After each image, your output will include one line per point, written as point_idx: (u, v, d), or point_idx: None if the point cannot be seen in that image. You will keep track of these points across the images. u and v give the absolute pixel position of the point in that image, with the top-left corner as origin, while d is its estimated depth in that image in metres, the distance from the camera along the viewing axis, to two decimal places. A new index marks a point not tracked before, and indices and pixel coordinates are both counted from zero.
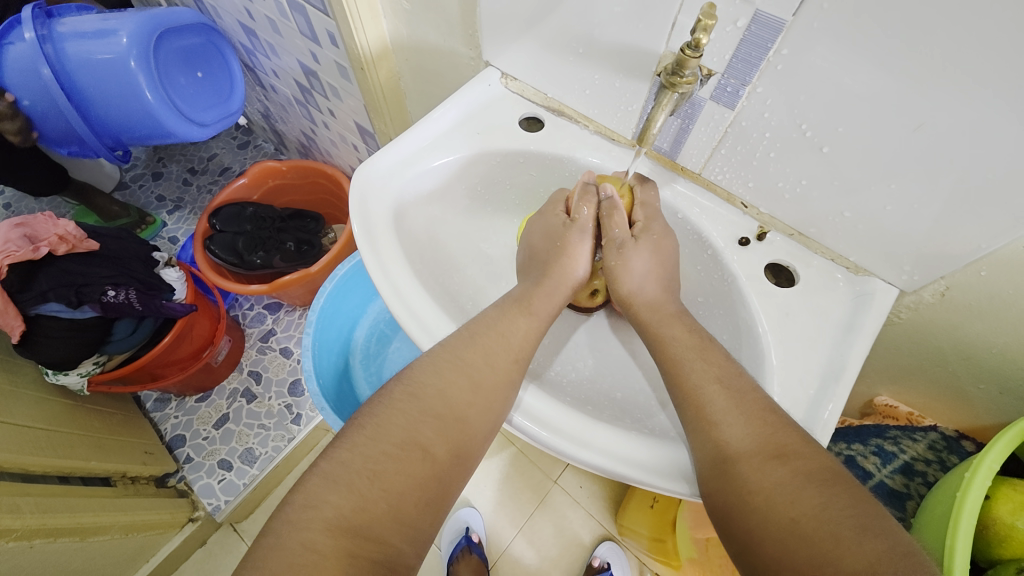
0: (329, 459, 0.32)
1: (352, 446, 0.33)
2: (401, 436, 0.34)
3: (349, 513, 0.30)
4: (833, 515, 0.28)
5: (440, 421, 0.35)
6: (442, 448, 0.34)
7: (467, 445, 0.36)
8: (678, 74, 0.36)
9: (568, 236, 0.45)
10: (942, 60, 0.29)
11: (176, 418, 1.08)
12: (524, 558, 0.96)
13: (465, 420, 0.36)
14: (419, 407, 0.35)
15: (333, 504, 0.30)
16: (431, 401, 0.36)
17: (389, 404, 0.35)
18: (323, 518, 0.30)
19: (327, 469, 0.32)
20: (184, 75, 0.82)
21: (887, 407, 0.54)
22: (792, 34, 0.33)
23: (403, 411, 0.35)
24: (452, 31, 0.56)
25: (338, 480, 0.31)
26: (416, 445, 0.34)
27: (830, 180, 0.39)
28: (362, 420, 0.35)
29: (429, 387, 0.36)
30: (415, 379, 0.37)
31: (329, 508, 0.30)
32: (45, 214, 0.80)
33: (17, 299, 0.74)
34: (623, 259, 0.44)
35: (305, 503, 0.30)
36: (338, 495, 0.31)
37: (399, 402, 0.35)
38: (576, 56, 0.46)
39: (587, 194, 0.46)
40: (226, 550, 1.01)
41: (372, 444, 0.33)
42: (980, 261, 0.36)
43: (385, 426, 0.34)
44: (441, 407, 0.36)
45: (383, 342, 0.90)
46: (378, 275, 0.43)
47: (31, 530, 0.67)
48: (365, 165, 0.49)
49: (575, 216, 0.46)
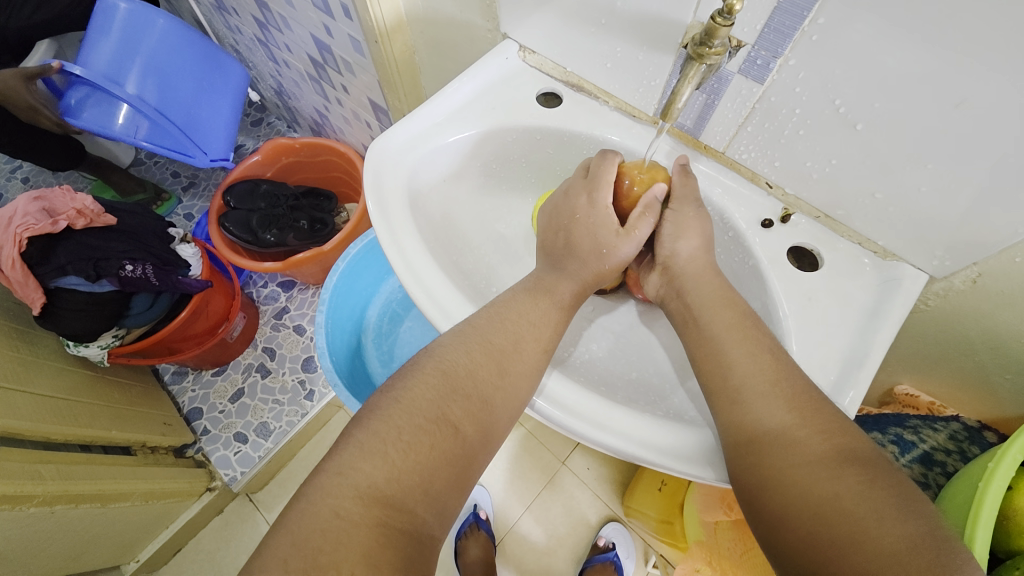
0: (363, 430, 0.32)
1: (386, 419, 0.33)
2: (432, 410, 0.34)
3: (381, 483, 0.30)
4: (870, 493, 0.28)
5: (469, 400, 0.35)
6: (471, 427, 0.34)
7: (493, 429, 0.36)
8: (706, 45, 0.34)
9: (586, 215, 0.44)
10: (989, 33, 0.27)
11: (193, 392, 1.11)
12: (531, 536, 0.98)
13: (492, 402, 0.36)
14: (450, 385, 0.35)
15: (364, 474, 0.30)
16: (461, 381, 0.36)
17: (420, 378, 0.35)
18: (354, 485, 0.30)
19: (361, 440, 0.32)
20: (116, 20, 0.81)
21: (907, 397, 0.53)
22: (830, 2, 0.31)
23: (433, 386, 0.35)
24: (468, 3, 0.54)
25: (371, 450, 0.31)
26: (447, 421, 0.34)
27: (862, 160, 0.37)
28: (395, 393, 0.35)
29: (460, 366, 0.36)
30: (447, 357, 0.37)
31: (360, 477, 0.30)
32: (63, 188, 0.81)
33: (38, 272, 0.75)
34: (677, 215, 0.43)
35: (336, 471, 0.30)
36: (370, 464, 0.31)
37: (428, 377, 0.35)
38: (597, 27, 0.44)
39: (649, 209, 0.43)
40: (242, 519, 1.04)
41: (405, 418, 0.33)
42: (1015, 248, 0.35)
43: (415, 400, 0.34)
44: (470, 387, 0.35)
45: (395, 321, 0.90)
46: (393, 253, 0.43)
47: (53, 496, 0.69)
48: (379, 140, 0.48)
49: (632, 229, 0.42)
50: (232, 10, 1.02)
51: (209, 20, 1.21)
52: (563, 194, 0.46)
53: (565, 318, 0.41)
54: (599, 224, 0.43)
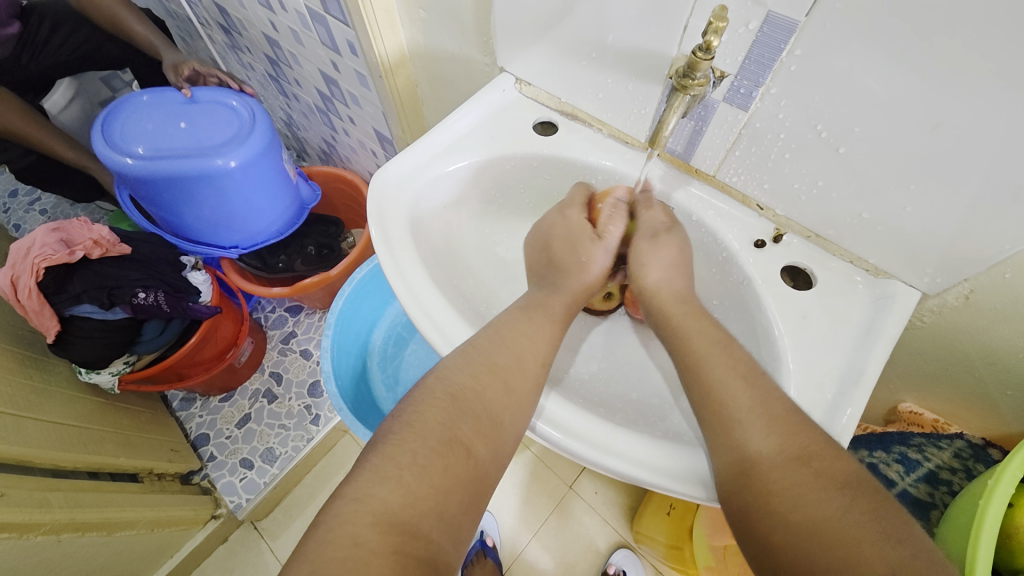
0: (377, 454, 0.33)
1: (398, 443, 0.33)
2: (443, 432, 0.34)
3: (397, 509, 0.31)
4: (858, 518, 0.28)
5: (478, 420, 0.36)
6: (482, 448, 0.35)
7: (502, 448, 0.36)
8: (689, 77, 0.36)
9: (574, 236, 0.46)
10: (958, 59, 0.29)
11: (201, 417, 1.11)
12: (539, 563, 0.96)
13: (501, 421, 0.36)
14: (459, 407, 0.36)
15: (380, 500, 0.31)
16: (469, 402, 0.36)
17: (428, 401, 0.36)
18: (372, 512, 0.30)
19: (376, 464, 0.32)
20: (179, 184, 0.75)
21: (912, 414, 0.52)
22: (806, 35, 0.33)
23: (443, 409, 0.35)
24: (467, 38, 0.57)
25: (387, 476, 0.32)
26: (459, 443, 0.34)
27: (847, 180, 0.39)
28: (405, 416, 0.35)
29: (467, 387, 0.37)
30: (453, 379, 0.37)
31: (376, 503, 0.31)
32: (80, 220, 0.84)
33: (53, 301, 0.78)
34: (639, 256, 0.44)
35: (353, 498, 0.31)
36: (386, 490, 0.31)
37: (437, 400, 0.36)
38: (589, 60, 0.47)
39: (616, 209, 0.47)
40: (247, 547, 1.03)
41: (418, 442, 0.33)
42: (1004, 263, 0.35)
43: (426, 423, 0.34)
44: (478, 408, 0.36)
45: (400, 344, 0.91)
46: (394, 278, 0.44)
47: (60, 524, 0.70)
48: (380, 172, 0.50)
49: (602, 233, 0.46)
50: (245, 49, 1.07)
51: (223, 59, 1.27)
52: (548, 217, 0.49)
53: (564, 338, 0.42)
54: (577, 239, 0.46)
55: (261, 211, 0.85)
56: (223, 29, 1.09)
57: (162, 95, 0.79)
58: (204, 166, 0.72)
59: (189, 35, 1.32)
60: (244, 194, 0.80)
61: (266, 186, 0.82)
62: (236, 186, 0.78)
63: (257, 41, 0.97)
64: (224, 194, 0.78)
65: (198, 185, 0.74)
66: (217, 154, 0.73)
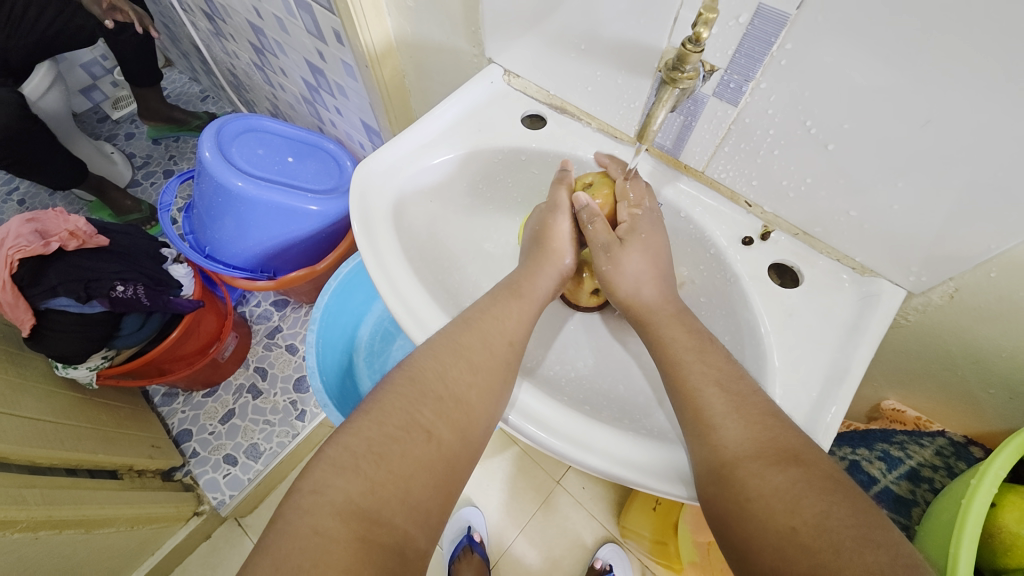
0: (333, 445, 0.32)
1: (355, 432, 0.33)
2: (403, 417, 0.33)
3: (357, 496, 0.30)
4: (832, 526, 0.27)
5: (441, 401, 0.35)
6: (445, 430, 0.34)
7: (470, 431, 0.35)
8: (679, 70, 0.35)
9: (544, 218, 0.47)
10: (953, 53, 0.28)
11: (183, 413, 1.09)
12: (526, 558, 0.96)
13: (466, 401, 0.36)
14: (419, 390, 0.35)
15: (339, 489, 0.30)
16: (430, 384, 0.35)
17: (390, 390, 0.35)
18: (331, 502, 0.29)
19: (331, 456, 0.32)
20: (254, 204, 0.85)
21: (895, 412, 0.53)
22: (796, 28, 0.32)
23: (402, 395, 0.34)
24: (455, 29, 0.56)
25: (344, 465, 0.31)
26: (420, 428, 0.33)
27: (834, 177, 0.38)
28: (364, 406, 0.34)
29: (429, 370, 0.36)
30: (413, 363, 0.37)
31: (336, 493, 0.30)
32: (56, 210, 0.81)
33: (27, 293, 0.75)
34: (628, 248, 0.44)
35: (312, 489, 0.30)
36: (344, 479, 0.30)
37: (397, 386, 0.35)
38: (578, 52, 0.46)
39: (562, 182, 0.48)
40: (230, 544, 1.02)
41: (376, 428, 0.33)
42: (990, 262, 0.35)
43: (385, 409, 0.34)
44: (441, 389, 0.35)
45: (387, 339, 0.90)
46: (376, 271, 0.43)
47: (37, 521, 0.68)
48: (365, 164, 0.49)
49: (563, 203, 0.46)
50: (229, 35, 1.04)
51: (208, 47, 1.24)
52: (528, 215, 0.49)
53: (534, 318, 0.42)
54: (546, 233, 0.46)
55: (304, 248, 0.94)
56: (207, 15, 1.06)
57: (276, 126, 0.93)
58: (293, 204, 0.86)
59: (171, 21, 1.29)
60: (303, 230, 0.90)
61: (320, 238, 0.94)
62: (301, 223, 0.89)
63: (241, 28, 0.95)
64: (289, 224, 0.89)
65: (273, 210, 0.86)
66: (307, 200, 0.87)
